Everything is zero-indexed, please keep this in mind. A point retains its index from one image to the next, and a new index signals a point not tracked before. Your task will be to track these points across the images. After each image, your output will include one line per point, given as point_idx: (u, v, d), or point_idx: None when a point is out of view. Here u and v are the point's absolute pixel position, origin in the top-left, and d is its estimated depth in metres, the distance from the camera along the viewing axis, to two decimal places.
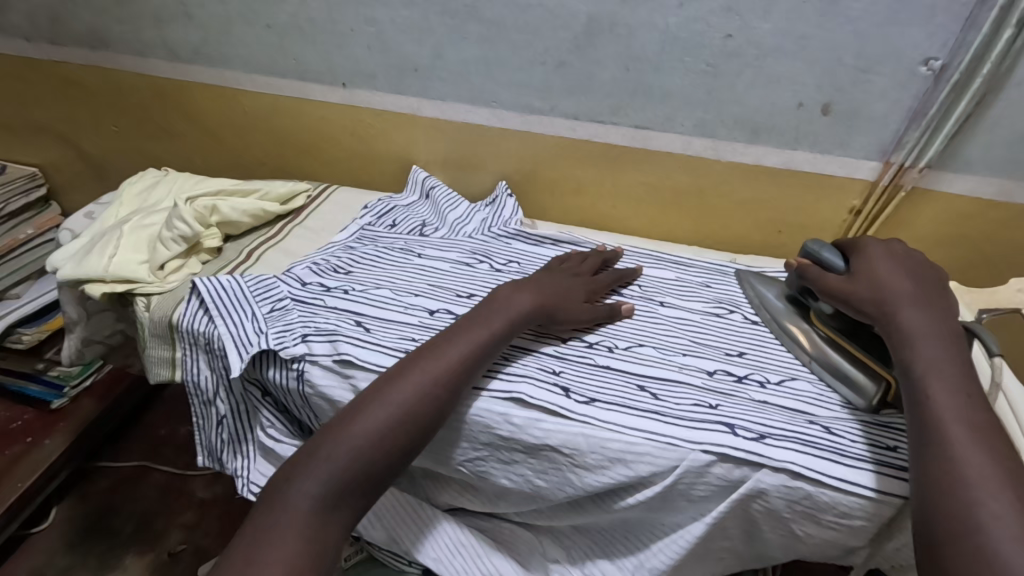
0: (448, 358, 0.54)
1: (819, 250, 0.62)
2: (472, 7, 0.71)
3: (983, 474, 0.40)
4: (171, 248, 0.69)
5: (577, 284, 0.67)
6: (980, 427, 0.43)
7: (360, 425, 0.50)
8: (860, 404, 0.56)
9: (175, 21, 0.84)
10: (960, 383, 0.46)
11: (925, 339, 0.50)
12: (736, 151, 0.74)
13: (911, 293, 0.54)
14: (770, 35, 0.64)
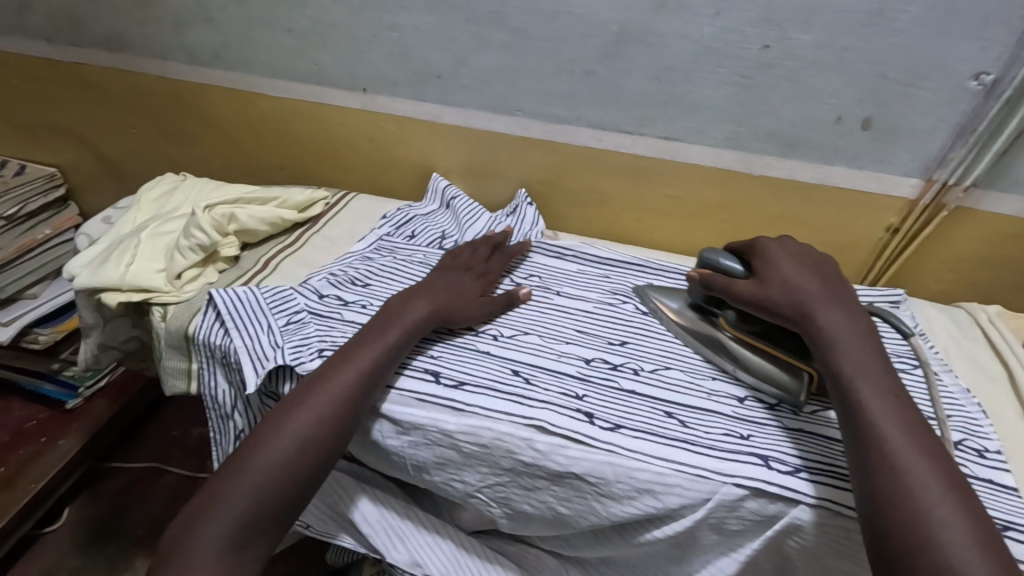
0: (344, 370, 0.54)
1: (718, 257, 0.61)
2: (498, 14, 0.69)
3: (930, 499, 0.39)
4: (188, 257, 0.67)
5: (468, 280, 0.67)
6: (911, 427, 0.44)
7: (267, 457, 0.49)
8: (788, 401, 0.56)
9: (195, 24, 0.83)
10: (884, 383, 0.46)
11: (840, 353, 0.49)
12: (769, 165, 0.71)
13: (813, 293, 0.53)
14: (811, 46, 0.61)
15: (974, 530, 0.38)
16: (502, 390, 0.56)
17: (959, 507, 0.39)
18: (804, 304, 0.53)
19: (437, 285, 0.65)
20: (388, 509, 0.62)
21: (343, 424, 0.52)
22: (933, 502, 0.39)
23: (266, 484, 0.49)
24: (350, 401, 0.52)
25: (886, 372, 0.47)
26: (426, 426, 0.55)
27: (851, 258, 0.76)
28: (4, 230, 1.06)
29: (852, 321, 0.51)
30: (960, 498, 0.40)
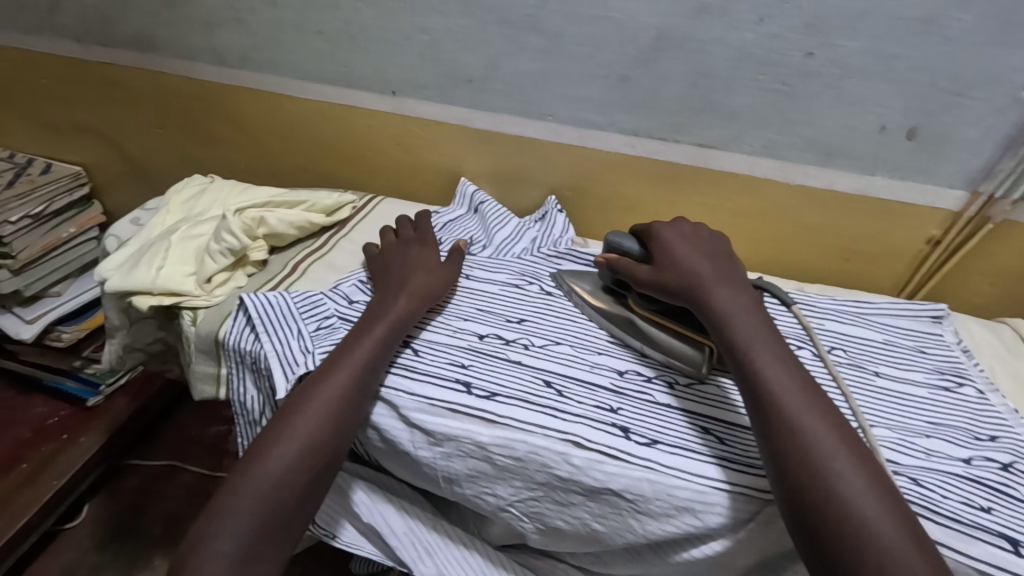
0: (336, 377, 0.54)
1: (623, 239, 0.63)
2: (533, 18, 0.68)
3: (863, 490, 0.40)
4: (218, 262, 0.68)
5: (421, 255, 0.69)
6: (805, 391, 0.47)
7: (269, 469, 0.50)
8: (692, 372, 0.58)
9: (224, 25, 0.83)
10: (776, 352, 0.49)
11: (750, 344, 0.50)
12: (808, 175, 0.70)
13: (711, 275, 0.56)
14: (857, 54, 0.60)
15: (902, 516, 0.40)
16: (534, 402, 0.55)
17: (886, 493, 0.41)
18: (701, 286, 0.55)
19: (415, 281, 0.64)
20: (415, 521, 0.61)
21: (344, 422, 0.53)
22: (867, 493, 0.40)
23: (271, 495, 0.49)
24: (348, 407, 0.53)
25: (788, 356, 0.49)
26: (460, 437, 0.54)
27: (888, 268, 0.75)
28: (32, 228, 1.05)
29: (744, 301, 0.54)
30: (886, 484, 0.42)
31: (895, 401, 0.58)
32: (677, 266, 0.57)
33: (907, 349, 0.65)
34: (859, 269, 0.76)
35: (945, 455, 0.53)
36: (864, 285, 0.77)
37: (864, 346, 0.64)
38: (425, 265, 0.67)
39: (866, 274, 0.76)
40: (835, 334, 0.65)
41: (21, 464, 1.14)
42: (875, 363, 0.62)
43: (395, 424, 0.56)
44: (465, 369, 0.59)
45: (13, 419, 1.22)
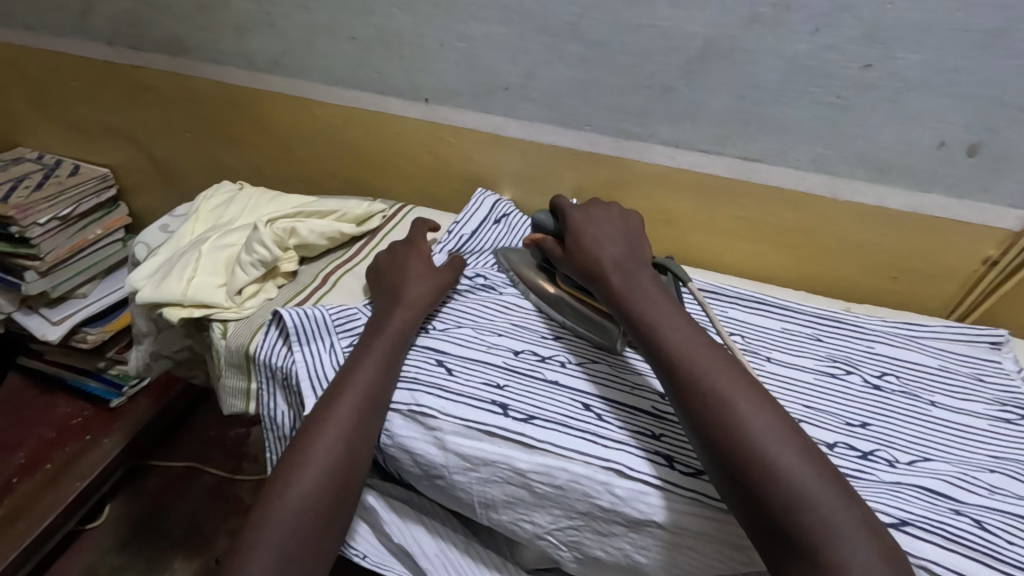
0: (348, 398, 0.54)
1: (544, 219, 0.66)
2: (574, 25, 0.67)
3: (767, 432, 0.42)
4: (249, 273, 0.67)
5: (415, 260, 0.68)
6: (708, 355, 0.48)
7: (296, 498, 0.49)
8: (607, 344, 0.61)
9: (257, 29, 0.82)
10: (676, 321, 0.50)
11: (655, 320, 0.51)
12: (857, 191, 0.67)
13: (612, 251, 0.58)
14: (917, 67, 0.57)
15: (803, 451, 0.42)
16: (574, 427, 0.53)
17: (787, 432, 0.43)
18: (602, 262, 0.56)
19: (411, 290, 0.64)
20: (447, 543, 0.60)
21: (359, 447, 0.52)
22: (769, 434, 0.42)
23: (299, 525, 0.48)
24: (365, 426, 0.53)
25: (684, 317, 0.51)
26: (499, 463, 0.52)
27: (940, 289, 0.72)
28: (60, 229, 1.05)
29: (642, 271, 0.56)
30: (787, 424, 0.44)
31: (955, 434, 0.55)
32: (579, 244, 0.59)
33: (964, 377, 0.62)
34: (907, 289, 0.73)
35: (1012, 493, 0.49)
36: (912, 305, 0.74)
37: (919, 373, 0.62)
38: (417, 273, 0.67)
39: (914, 294, 0.73)
40: (887, 359, 0.63)
41: (46, 463, 1.15)
42: (930, 393, 0.60)
43: (428, 448, 0.55)
44: (501, 389, 0.56)
45: (39, 418, 1.23)
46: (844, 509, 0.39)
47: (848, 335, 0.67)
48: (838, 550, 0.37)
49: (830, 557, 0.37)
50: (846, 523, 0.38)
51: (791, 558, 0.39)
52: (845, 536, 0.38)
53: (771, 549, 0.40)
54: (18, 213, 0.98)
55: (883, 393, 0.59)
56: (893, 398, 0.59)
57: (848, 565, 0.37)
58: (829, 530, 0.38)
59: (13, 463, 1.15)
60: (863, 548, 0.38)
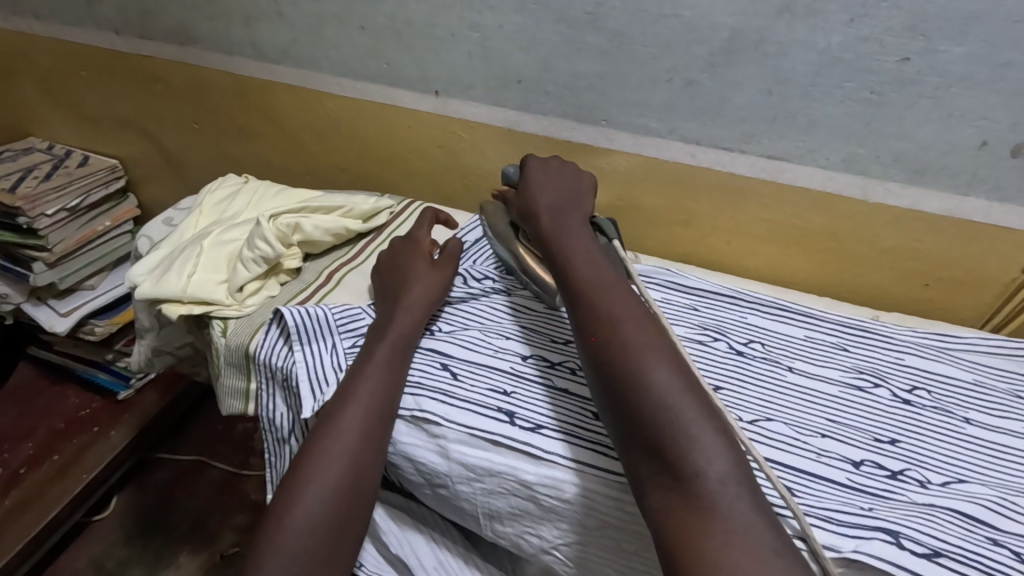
0: (352, 410, 0.52)
1: (513, 172, 0.68)
2: (594, 16, 0.64)
3: (646, 353, 0.44)
4: (251, 270, 0.65)
5: (411, 258, 0.66)
6: (609, 283, 0.50)
7: (304, 515, 0.47)
8: (546, 302, 0.64)
9: (266, 19, 0.80)
10: (590, 255, 0.53)
11: (570, 253, 0.54)
12: (889, 192, 0.64)
13: (547, 195, 0.60)
14: (959, 61, 0.55)
15: (681, 373, 0.43)
16: (584, 438, 0.51)
17: (667, 356, 0.44)
18: (536, 206, 0.59)
19: (414, 292, 0.62)
20: (446, 555, 0.57)
21: (365, 461, 0.50)
22: (648, 354, 0.44)
23: (308, 544, 0.46)
24: (372, 439, 0.51)
25: (597, 253, 0.54)
26: (504, 474, 0.50)
27: (975, 298, 0.68)
28: (68, 221, 1.05)
29: (570, 215, 0.58)
30: (671, 350, 0.45)
31: (992, 455, 0.52)
32: (523, 193, 0.62)
33: (1003, 393, 0.58)
34: (938, 297, 0.70)
35: None
36: (944, 315, 0.71)
37: (952, 388, 0.58)
38: (418, 271, 0.64)
39: (945, 302, 0.70)
40: (917, 372, 0.60)
41: (53, 455, 1.15)
42: (965, 409, 0.56)
43: (432, 457, 0.52)
44: (507, 396, 0.54)
45: (49, 409, 1.24)
46: (710, 427, 0.40)
47: (875, 346, 0.63)
48: (693, 461, 0.39)
49: (687, 468, 0.39)
50: (707, 438, 0.40)
51: (652, 470, 0.40)
52: (704, 450, 0.39)
53: (637, 463, 0.41)
54: (25, 205, 0.98)
55: (914, 408, 0.55)
56: (924, 413, 0.55)
57: (703, 476, 0.38)
58: (688, 444, 0.39)
59: (22, 454, 1.15)
60: (719, 461, 0.39)
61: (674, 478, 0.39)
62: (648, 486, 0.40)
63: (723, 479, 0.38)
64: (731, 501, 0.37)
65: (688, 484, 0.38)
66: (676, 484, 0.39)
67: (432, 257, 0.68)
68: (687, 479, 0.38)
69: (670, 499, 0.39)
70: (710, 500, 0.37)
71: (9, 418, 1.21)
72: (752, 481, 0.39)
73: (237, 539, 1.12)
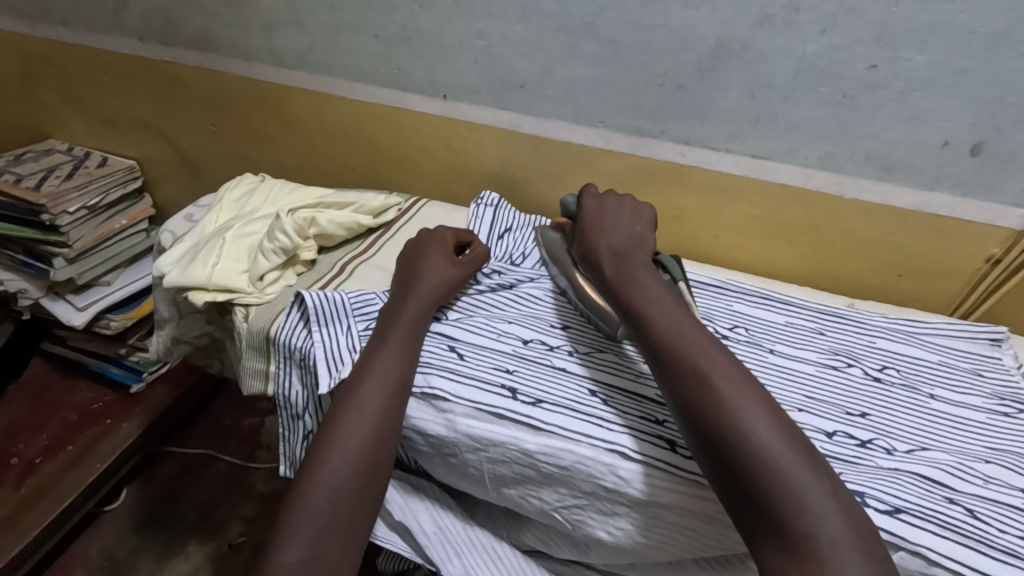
0: (371, 384, 0.56)
1: (572, 203, 0.72)
2: (591, 25, 0.70)
3: (747, 414, 0.44)
4: (271, 260, 0.71)
5: (435, 255, 0.69)
6: (693, 337, 0.51)
7: (331, 477, 0.52)
8: (608, 330, 0.63)
9: (284, 26, 0.85)
10: (670, 306, 0.54)
11: (647, 305, 0.54)
12: (863, 188, 0.69)
13: (612, 236, 0.62)
14: (923, 68, 0.60)
15: (784, 432, 0.44)
16: (580, 410, 0.55)
17: (768, 415, 0.45)
18: (599, 252, 0.60)
19: (426, 281, 0.66)
20: (446, 520, 0.61)
21: (386, 435, 0.55)
22: (748, 414, 0.45)
23: (335, 504, 0.51)
24: (390, 411, 0.55)
25: (675, 304, 0.54)
26: (506, 443, 0.54)
27: (944, 287, 0.73)
28: (87, 218, 1.09)
29: (636, 261, 0.59)
30: (769, 406, 0.46)
31: (954, 426, 0.57)
32: (586, 234, 0.63)
33: (965, 372, 0.64)
34: (911, 287, 0.75)
35: (1005, 482, 0.50)
36: (917, 304, 0.76)
37: (920, 367, 0.64)
38: (436, 266, 0.68)
39: (918, 292, 0.75)
40: (888, 353, 0.65)
41: (67, 446, 1.19)
42: (930, 386, 0.61)
43: (440, 430, 0.57)
44: (510, 373, 0.59)
45: (62, 402, 1.27)
46: (820, 488, 0.41)
47: (851, 330, 0.68)
48: (807, 524, 0.40)
49: (799, 528, 0.40)
50: (817, 499, 0.41)
51: (760, 529, 0.41)
52: (815, 512, 0.40)
53: (745, 522, 0.42)
54: (48, 203, 1.02)
55: (882, 385, 0.60)
56: (893, 390, 0.60)
57: (816, 538, 0.39)
58: (800, 507, 0.40)
59: (36, 445, 1.18)
60: (831, 521, 0.40)
61: (788, 540, 0.40)
62: (760, 545, 0.41)
63: (836, 542, 0.39)
64: (847, 565, 0.38)
65: (802, 546, 0.39)
66: (786, 545, 0.40)
67: (451, 251, 0.71)
68: (799, 541, 0.40)
69: (781, 560, 0.40)
70: (826, 563, 0.38)
71: (23, 411, 1.25)
72: (866, 542, 0.40)
73: (245, 529, 1.16)
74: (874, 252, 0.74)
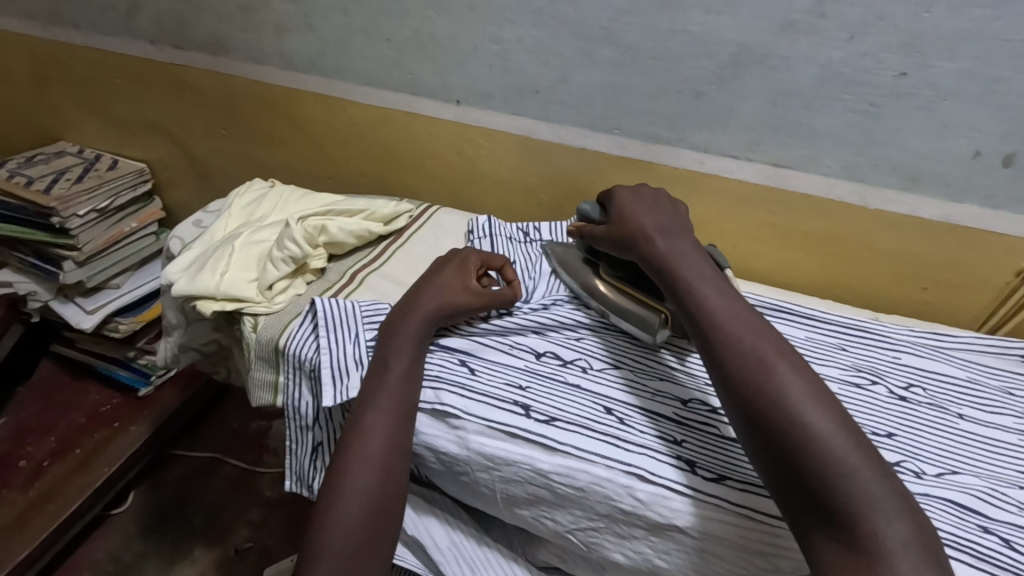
0: (382, 401, 0.55)
1: (589, 210, 0.68)
2: (608, 30, 0.68)
3: (808, 402, 0.43)
4: (280, 268, 0.70)
5: (452, 274, 0.67)
6: (750, 322, 0.49)
7: (353, 499, 0.51)
8: (647, 339, 0.62)
9: (296, 30, 0.84)
10: (723, 290, 0.52)
11: (700, 288, 0.52)
12: (888, 200, 0.67)
13: (655, 226, 0.60)
14: (954, 76, 0.58)
15: (846, 424, 0.42)
16: (595, 429, 0.54)
17: (831, 406, 0.43)
18: (646, 234, 0.59)
19: (435, 291, 0.64)
20: (459, 536, 0.60)
21: (401, 454, 0.54)
22: (808, 402, 0.43)
23: (357, 527, 0.51)
24: (400, 431, 0.54)
25: (727, 289, 0.53)
26: (521, 462, 0.53)
27: (971, 301, 0.71)
28: (98, 221, 1.09)
29: (684, 246, 0.57)
30: (830, 396, 0.44)
31: (984, 448, 0.55)
32: (625, 221, 0.62)
33: (994, 390, 0.62)
34: (935, 300, 0.73)
35: None
36: (941, 318, 0.74)
37: (946, 385, 0.61)
38: (451, 284, 0.65)
39: (942, 304, 0.73)
40: (914, 370, 0.63)
41: (75, 449, 1.18)
42: (958, 406, 0.59)
43: (451, 446, 0.56)
44: (523, 390, 0.57)
45: (70, 404, 1.27)
46: (884, 485, 0.39)
47: (874, 346, 0.66)
48: (873, 520, 0.38)
49: (863, 525, 0.38)
50: (883, 497, 0.39)
51: (822, 523, 0.39)
52: (880, 509, 0.38)
53: (802, 516, 0.40)
54: (59, 205, 1.02)
55: (909, 405, 0.58)
56: (919, 409, 0.58)
57: (883, 536, 0.37)
58: (866, 503, 0.38)
59: (44, 447, 1.18)
60: (898, 521, 0.38)
61: (852, 537, 0.38)
62: (820, 541, 0.39)
63: (905, 542, 0.37)
64: (916, 566, 0.36)
65: (868, 544, 0.37)
66: (850, 541, 0.38)
67: (471, 272, 0.68)
68: (866, 538, 0.37)
69: (844, 557, 0.38)
70: (896, 563, 0.36)
71: (32, 413, 1.24)
72: (933, 546, 0.38)
73: (251, 534, 1.15)
74: (899, 264, 0.72)
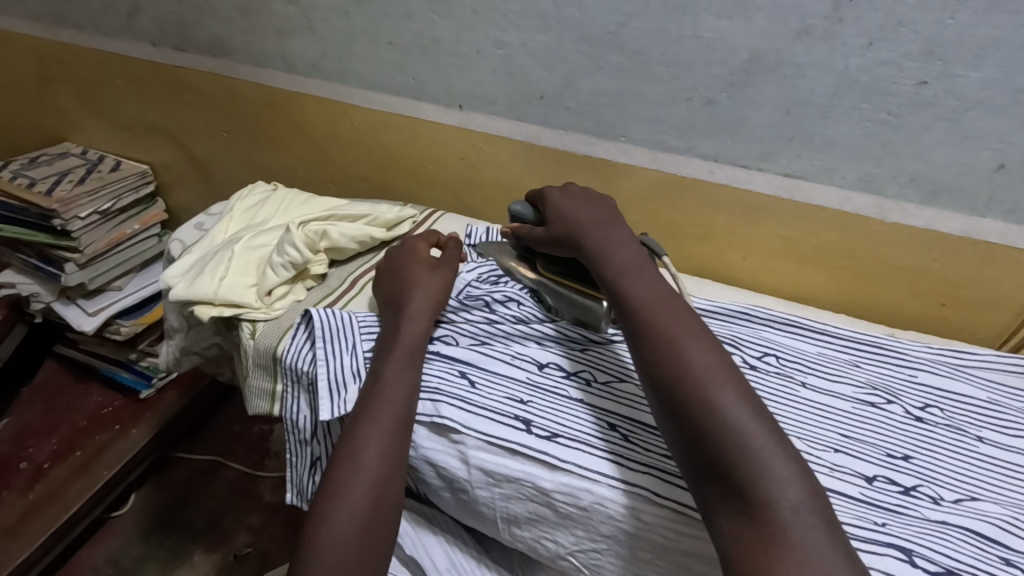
0: (380, 412, 0.53)
1: (521, 210, 0.66)
2: (616, 35, 0.66)
3: (710, 376, 0.42)
4: (280, 274, 0.68)
5: (416, 270, 0.66)
6: (664, 301, 0.48)
7: (347, 513, 0.49)
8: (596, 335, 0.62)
9: (297, 33, 0.83)
10: (643, 271, 0.52)
11: (622, 271, 0.52)
12: (905, 212, 0.65)
13: (590, 215, 0.58)
14: (978, 86, 0.56)
15: (747, 397, 0.41)
16: (599, 446, 0.52)
17: (733, 379, 0.42)
18: (580, 220, 0.58)
19: (419, 297, 0.63)
20: (460, 556, 0.58)
21: (399, 466, 0.52)
22: (711, 376, 0.42)
23: (348, 541, 0.48)
24: (398, 441, 0.53)
25: (652, 272, 0.52)
26: (522, 480, 0.51)
27: (991, 319, 0.69)
28: (100, 223, 1.08)
29: (615, 230, 0.56)
30: (734, 370, 0.43)
31: (1006, 474, 0.52)
32: (558, 213, 0.60)
33: (1016, 411, 0.59)
34: (952, 316, 0.70)
35: None
36: (959, 334, 0.71)
37: (966, 407, 0.59)
38: (425, 285, 0.65)
39: (960, 321, 0.70)
40: (931, 390, 0.61)
41: (76, 451, 1.17)
42: (978, 428, 0.57)
43: (452, 461, 0.54)
44: (524, 404, 0.55)
45: (72, 405, 1.27)
46: (783, 455, 0.39)
47: (890, 364, 0.64)
48: (767, 488, 0.37)
49: (758, 494, 0.37)
50: (779, 465, 0.38)
51: (722, 494, 0.39)
52: (775, 477, 0.38)
53: (705, 489, 0.40)
54: (60, 208, 1.01)
55: (926, 426, 0.56)
56: (937, 431, 0.56)
57: (776, 502, 0.37)
58: (761, 471, 0.38)
59: (46, 449, 1.17)
60: (792, 487, 0.37)
61: (748, 506, 0.37)
62: (719, 512, 0.39)
63: (798, 508, 0.36)
64: (807, 531, 0.36)
65: (760, 512, 0.37)
66: (745, 509, 0.37)
67: (433, 263, 0.68)
68: (761, 506, 0.37)
69: (740, 525, 0.37)
70: (787, 529, 0.36)
71: (35, 414, 1.24)
72: (830, 511, 0.37)
73: (251, 540, 1.14)
74: (915, 279, 0.69)
